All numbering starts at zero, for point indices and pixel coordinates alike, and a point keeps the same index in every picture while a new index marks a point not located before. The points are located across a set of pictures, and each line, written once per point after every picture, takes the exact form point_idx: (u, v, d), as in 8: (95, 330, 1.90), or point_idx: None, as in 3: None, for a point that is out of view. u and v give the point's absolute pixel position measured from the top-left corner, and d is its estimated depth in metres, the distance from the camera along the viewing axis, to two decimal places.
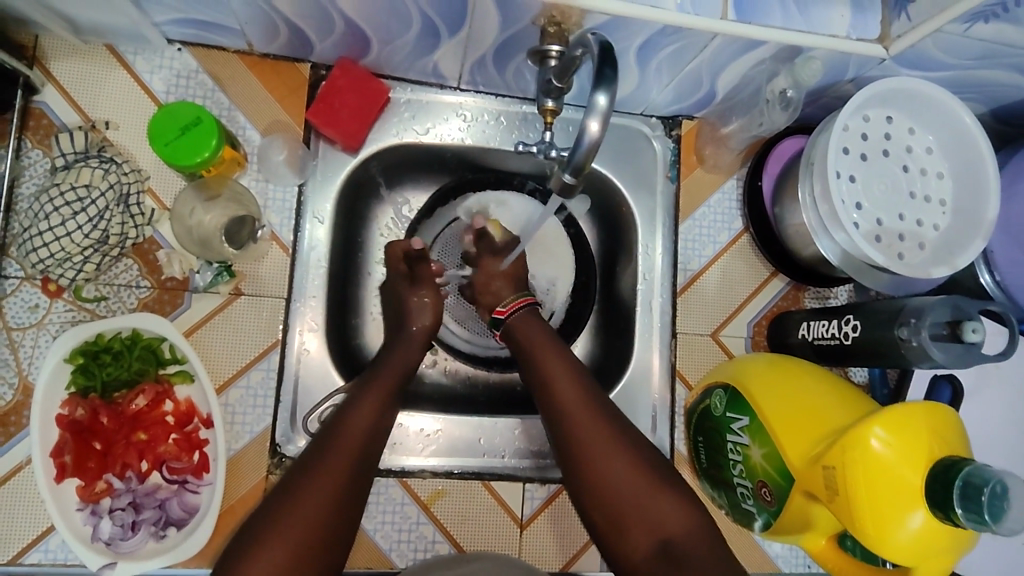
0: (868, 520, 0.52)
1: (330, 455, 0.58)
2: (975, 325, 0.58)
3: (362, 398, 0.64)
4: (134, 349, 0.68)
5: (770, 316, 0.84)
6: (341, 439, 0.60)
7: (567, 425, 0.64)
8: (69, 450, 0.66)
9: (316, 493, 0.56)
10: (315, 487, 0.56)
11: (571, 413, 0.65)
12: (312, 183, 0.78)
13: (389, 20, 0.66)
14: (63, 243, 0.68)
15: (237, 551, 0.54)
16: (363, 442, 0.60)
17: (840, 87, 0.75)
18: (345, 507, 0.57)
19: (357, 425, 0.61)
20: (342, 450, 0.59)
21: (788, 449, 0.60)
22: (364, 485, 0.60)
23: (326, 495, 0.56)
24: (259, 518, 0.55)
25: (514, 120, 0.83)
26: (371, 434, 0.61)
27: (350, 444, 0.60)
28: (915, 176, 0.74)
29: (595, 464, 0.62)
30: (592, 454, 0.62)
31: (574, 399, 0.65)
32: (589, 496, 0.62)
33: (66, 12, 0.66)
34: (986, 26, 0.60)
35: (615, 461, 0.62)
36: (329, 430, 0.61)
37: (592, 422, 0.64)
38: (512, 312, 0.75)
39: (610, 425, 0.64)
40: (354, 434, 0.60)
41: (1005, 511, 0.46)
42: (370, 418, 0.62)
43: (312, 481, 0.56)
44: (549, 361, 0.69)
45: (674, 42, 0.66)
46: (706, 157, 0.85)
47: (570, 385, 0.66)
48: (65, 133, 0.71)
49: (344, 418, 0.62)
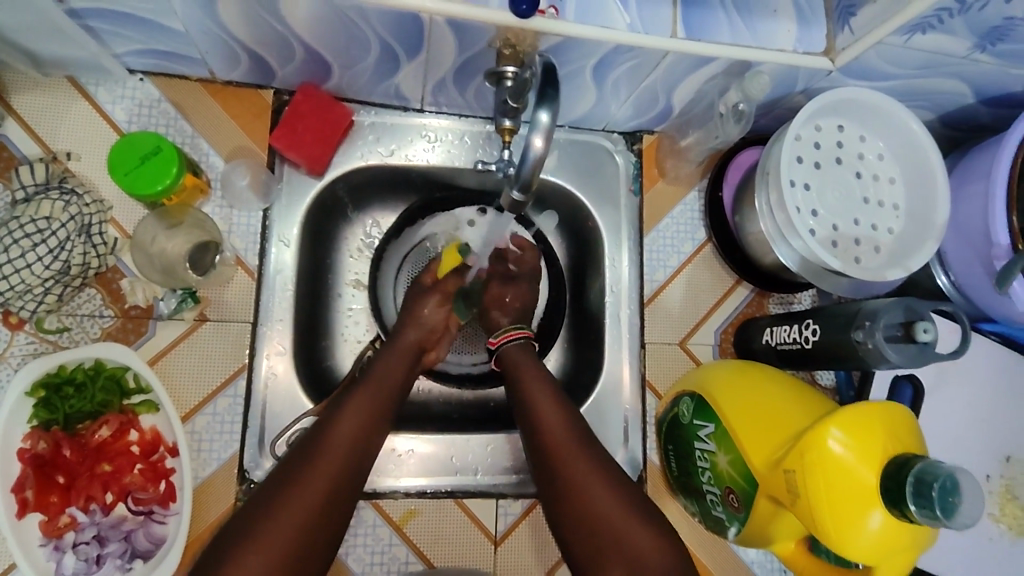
0: (828, 517, 0.52)
1: (306, 470, 0.59)
2: (926, 325, 0.59)
3: (337, 417, 0.64)
4: (98, 380, 0.67)
5: (736, 323, 0.85)
6: (320, 455, 0.60)
7: (545, 448, 0.66)
8: (30, 485, 0.65)
9: (287, 512, 0.55)
10: (287, 505, 0.56)
11: (554, 443, 0.66)
12: (277, 208, 0.78)
13: (349, 46, 0.68)
14: (23, 275, 0.67)
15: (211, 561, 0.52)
16: (339, 462, 0.60)
17: (791, 98, 0.77)
18: (320, 527, 0.56)
19: (334, 441, 0.62)
20: (317, 470, 0.59)
21: (752, 453, 0.60)
22: (344, 501, 0.59)
23: (298, 514, 0.55)
24: (227, 537, 0.54)
25: (478, 139, 0.84)
26: (351, 451, 0.62)
27: (325, 463, 0.60)
28: (868, 183, 0.76)
29: (581, 496, 0.62)
30: (580, 488, 0.63)
31: (557, 432, 0.67)
32: (573, 528, 0.62)
33: (25, 45, 0.67)
34: (924, 37, 0.62)
35: (601, 494, 0.62)
36: (308, 446, 0.61)
37: (579, 460, 0.64)
38: (504, 344, 0.76)
39: (599, 465, 0.64)
40: (332, 449, 0.61)
41: (958, 507, 0.46)
42: (349, 433, 0.63)
43: (285, 500, 0.56)
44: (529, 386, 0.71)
45: (630, 60, 0.68)
46: (668, 169, 0.87)
47: (553, 412, 0.68)
48: (26, 166, 0.71)
49: (317, 437, 0.62)
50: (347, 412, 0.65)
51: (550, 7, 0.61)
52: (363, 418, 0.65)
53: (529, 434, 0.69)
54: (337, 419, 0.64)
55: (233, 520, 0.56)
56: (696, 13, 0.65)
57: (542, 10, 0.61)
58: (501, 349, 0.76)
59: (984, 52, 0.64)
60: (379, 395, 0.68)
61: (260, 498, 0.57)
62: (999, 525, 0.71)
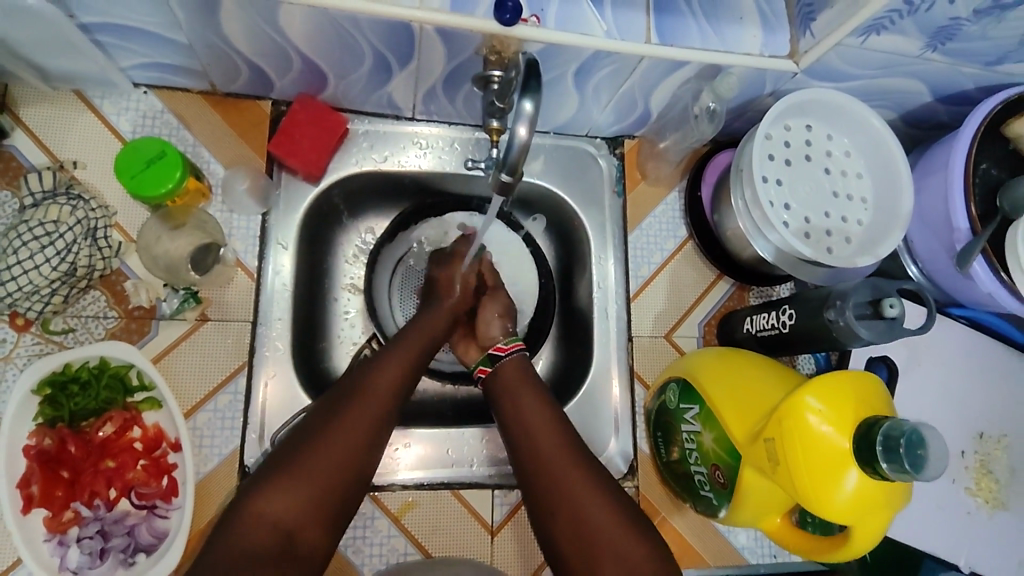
0: (807, 481, 0.55)
1: (347, 414, 0.64)
2: (892, 301, 0.63)
3: (372, 369, 0.68)
4: (102, 377, 0.69)
5: (718, 316, 0.89)
6: (361, 399, 0.65)
7: (531, 440, 0.69)
8: (36, 481, 0.67)
9: (324, 456, 0.61)
10: (325, 447, 0.61)
11: (545, 449, 0.68)
12: (276, 212, 0.81)
13: (343, 57, 0.72)
14: (31, 276, 0.70)
15: (257, 487, 0.59)
16: (377, 409, 0.65)
17: (761, 101, 0.81)
18: (355, 469, 0.62)
19: (374, 387, 0.67)
20: (356, 415, 0.64)
21: (733, 427, 0.64)
22: (381, 442, 0.65)
23: (337, 456, 0.61)
24: (269, 468, 0.60)
25: (467, 144, 0.88)
26: (390, 395, 0.67)
27: (364, 409, 0.64)
28: (836, 177, 0.80)
29: (581, 515, 0.64)
30: (581, 507, 0.64)
31: (553, 448, 0.68)
32: (569, 546, 0.64)
33: (35, 60, 0.70)
34: (879, 38, 0.67)
35: (600, 510, 0.64)
36: (349, 389, 0.66)
37: (580, 480, 0.66)
38: (512, 352, 0.77)
39: (600, 485, 0.66)
40: (372, 394, 0.66)
41: (925, 459, 0.50)
42: (389, 379, 0.68)
43: (325, 442, 0.61)
44: (519, 388, 0.74)
45: (608, 65, 0.72)
46: (649, 171, 0.91)
47: (542, 422, 0.70)
48: (33, 174, 0.74)
49: (357, 383, 0.67)
50: (386, 362, 0.69)
51: (532, 16, 0.66)
52: (397, 371, 0.69)
53: (514, 426, 0.71)
54: (378, 367, 0.69)
55: (279, 451, 0.62)
56: (667, 21, 0.70)
57: (525, 19, 0.66)
58: (502, 362, 0.77)
59: (935, 51, 0.69)
60: (415, 350, 0.73)
61: (301, 437, 0.62)
62: (976, 498, 0.75)
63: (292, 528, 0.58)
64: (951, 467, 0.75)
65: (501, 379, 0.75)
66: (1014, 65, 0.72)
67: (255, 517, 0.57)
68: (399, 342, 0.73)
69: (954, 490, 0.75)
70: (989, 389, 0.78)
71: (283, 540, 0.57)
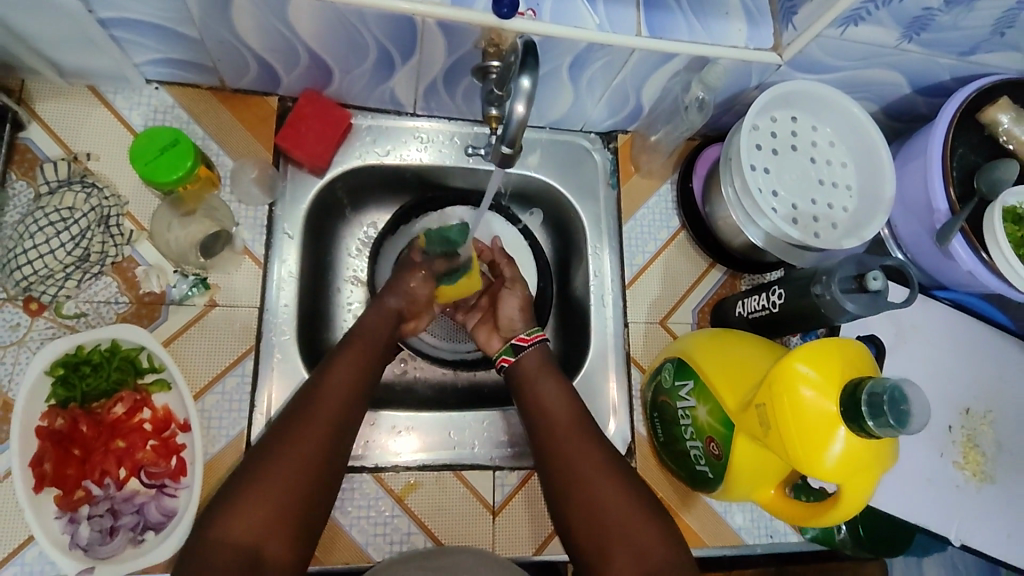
0: (797, 444, 0.57)
1: (292, 437, 0.64)
2: (875, 274, 0.66)
3: (316, 387, 0.69)
4: (114, 360, 0.72)
5: (711, 303, 0.92)
6: (308, 418, 0.66)
7: (548, 423, 0.73)
8: (48, 459, 0.68)
9: (278, 476, 0.61)
10: (278, 467, 0.62)
11: (561, 434, 0.72)
12: (282, 203, 0.84)
13: (348, 51, 0.75)
14: (47, 260, 0.73)
15: (209, 518, 0.60)
16: (325, 425, 0.66)
17: (748, 93, 0.85)
18: (312, 486, 0.63)
19: (321, 406, 0.67)
20: (304, 434, 0.65)
21: (726, 398, 0.67)
22: (338, 456, 0.66)
23: (286, 476, 0.62)
24: (221, 496, 0.61)
25: (467, 139, 0.91)
26: (338, 412, 0.67)
27: (311, 428, 0.65)
28: (822, 166, 0.83)
29: (591, 492, 0.67)
30: (592, 486, 0.67)
31: (570, 430, 0.72)
32: (579, 522, 0.67)
33: (54, 56, 0.74)
34: (858, 29, 0.70)
35: (610, 486, 0.67)
36: (292, 411, 0.67)
37: (592, 461, 0.69)
38: (535, 343, 0.80)
39: (615, 467, 0.69)
40: (316, 414, 0.66)
41: (908, 414, 0.52)
42: (335, 397, 0.68)
43: (275, 463, 0.62)
44: (536, 377, 0.77)
45: (601, 58, 0.76)
46: (642, 164, 0.94)
47: (562, 410, 0.74)
48: (49, 164, 0.77)
49: (305, 402, 0.67)
50: (330, 377, 0.70)
51: (528, 10, 0.70)
52: (345, 387, 0.69)
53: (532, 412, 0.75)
54: (324, 381, 0.69)
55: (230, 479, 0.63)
56: (656, 16, 0.73)
57: (521, 13, 0.69)
58: (524, 351, 0.79)
59: (911, 41, 0.73)
60: (360, 360, 0.73)
61: (253, 459, 0.63)
62: (964, 472, 0.77)
63: (256, 548, 0.58)
64: (939, 441, 0.78)
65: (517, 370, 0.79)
66: (986, 55, 0.76)
67: (212, 545, 0.57)
68: (340, 354, 0.72)
69: (943, 464, 0.77)
70: (974, 367, 0.81)
71: (249, 563, 0.58)
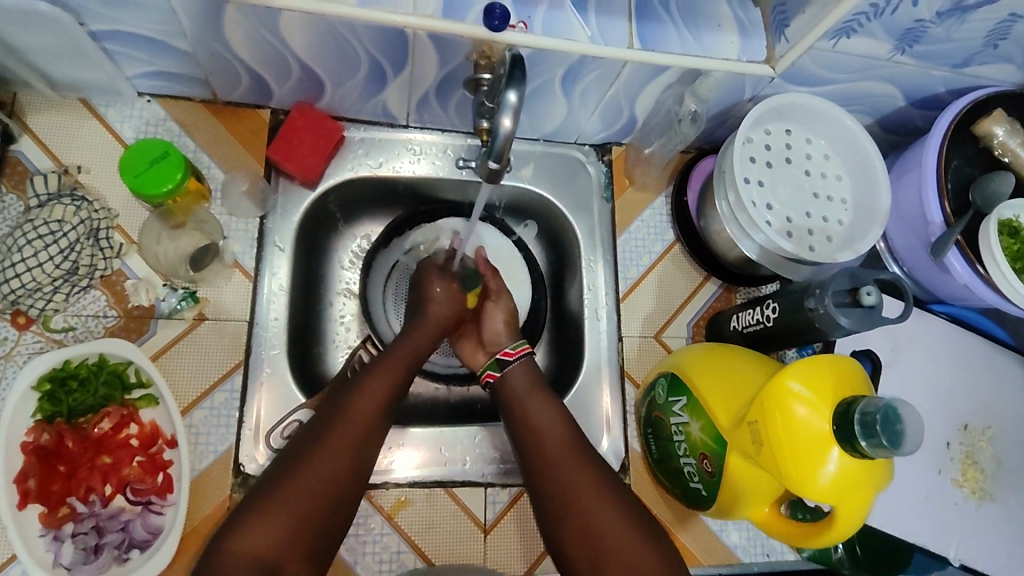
0: (788, 462, 0.57)
1: (321, 447, 0.63)
2: (869, 289, 0.65)
3: (351, 398, 0.67)
4: (101, 374, 0.71)
5: (706, 317, 0.91)
6: (336, 429, 0.64)
7: (535, 439, 0.71)
8: (34, 475, 0.67)
9: (299, 491, 0.60)
10: (300, 482, 0.60)
11: (557, 459, 0.69)
12: (273, 215, 0.83)
13: (340, 63, 0.75)
14: (35, 274, 0.74)
15: (233, 524, 0.58)
16: (353, 442, 0.64)
17: (742, 106, 0.84)
18: (330, 505, 0.61)
19: (352, 416, 0.66)
20: (333, 448, 0.63)
21: (719, 415, 0.66)
22: (365, 468, 0.64)
23: (309, 493, 0.60)
24: (247, 502, 0.59)
25: (460, 151, 0.91)
26: (370, 423, 0.66)
27: (343, 439, 0.64)
28: (816, 179, 0.83)
29: (580, 508, 0.65)
30: (588, 512, 0.65)
31: (558, 445, 0.70)
32: (571, 541, 0.65)
33: (45, 68, 0.73)
34: (850, 41, 0.70)
35: (598, 501, 0.66)
36: (324, 422, 0.65)
37: (581, 475, 0.67)
38: (520, 356, 0.79)
39: (611, 494, 0.66)
40: (348, 425, 0.65)
41: (902, 433, 0.52)
42: (370, 408, 0.67)
43: (298, 478, 0.60)
44: (528, 394, 0.75)
45: (594, 70, 0.75)
46: (636, 177, 0.94)
47: (553, 431, 0.71)
48: (39, 177, 0.77)
49: (338, 412, 0.66)
50: (365, 392, 0.68)
51: (520, 23, 0.69)
52: (378, 400, 0.68)
53: (523, 428, 0.73)
54: (356, 396, 0.67)
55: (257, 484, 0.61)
56: (649, 29, 0.73)
57: (513, 25, 0.69)
58: (509, 366, 0.78)
59: (904, 53, 0.72)
60: (393, 376, 0.71)
61: (283, 466, 0.62)
62: (963, 489, 0.76)
63: (273, 565, 0.57)
64: (938, 457, 0.77)
65: (508, 385, 0.77)
66: (980, 67, 0.75)
67: (229, 554, 0.56)
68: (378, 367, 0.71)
69: (942, 481, 0.76)
70: (972, 382, 0.80)
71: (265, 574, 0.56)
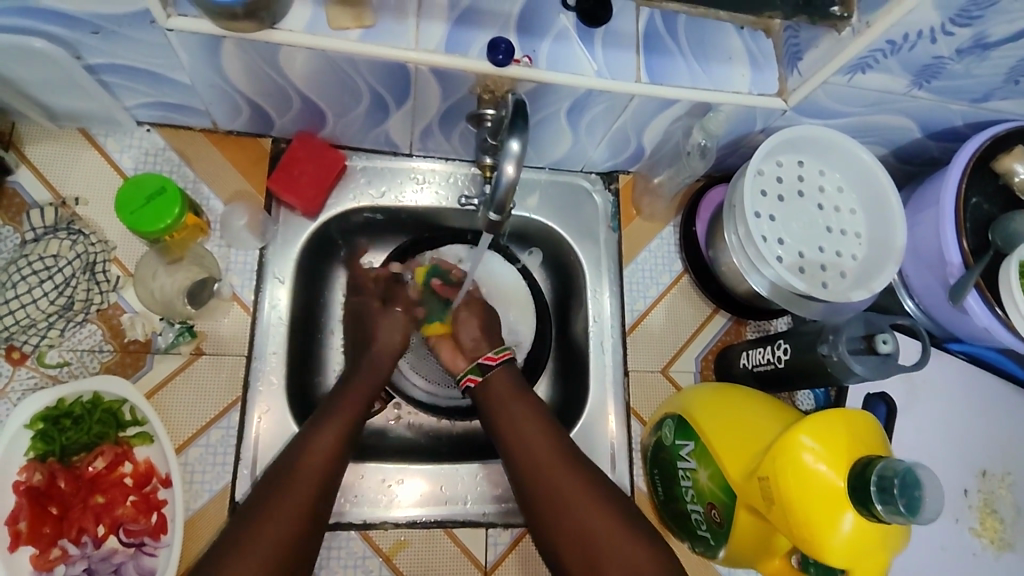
0: (802, 520, 0.55)
1: (277, 501, 0.62)
2: (885, 337, 0.64)
3: (302, 451, 0.66)
4: (95, 412, 0.69)
5: (715, 351, 0.89)
6: (290, 483, 0.64)
7: (524, 451, 0.69)
8: (24, 516, 0.67)
9: (259, 544, 0.59)
10: (266, 524, 0.60)
11: (557, 478, 0.67)
12: (273, 247, 0.82)
13: (342, 96, 0.73)
14: (29, 310, 0.72)
15: None
16: (309, 489, 0.64)
17: (753, 137, 0.82)
18: (295, 544, 0.61)
19: (303, 468, 0.65)
20: (284, 501, 0.62)
21: (729, 466, 0.64)
22: (320, 515, 0.64)
23: (270, 542, 0.60)
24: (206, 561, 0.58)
25: (464, 180, 0.89)
26: (325, 472, 0.66)
27: (295, 493, 0.63)
28: (830, 212, 0.80)
29: (576, 518, 0.64)
30: (584, 521, 0.64)
31: (549, 454, 0.68)
32: (569, 551, 0.64)
33: (43, 100, 0.73)
34: (865, 77, 0.68)
35: (594, 510, 0.64)
36: (275, 475, 0.65)
37: (575, 483, 0.66)
38: (502, 362, 0.76)
39: (617, 514, 0.65)
40: (299, 479, 0.64)
41: (922, 500, 0.50)
42: (321, 458, 0.66)
43: (263, 520, 0.61)
44: (513, 402, 0.73)
45: (601, 103, 0.73)
46: (644, 207, 0.92)
47: (546, 442, 0.69)
48: (36, 210, 0.76)
49: (288, 465, 0.65)
50: (325, 429, 0.68)
51: (524, 57, 0.67)
52: (327, 449, 0.67)
53: (507, 436, 0.71)
54: (309, 445, 0.67)
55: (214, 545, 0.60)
56: (657, 61, 0.71)
57: (517, 60, 0.67)
58: (491, 370, 0.75)
59: (921, 88, 0.70)
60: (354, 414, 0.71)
61: (240, 521, 0.61)
62: (981, 539, 0.75)
63: None
64: (955, 506, 0.75)
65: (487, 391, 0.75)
66: (1000, 102, 0.73)
67: None
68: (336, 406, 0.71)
69: (958, 530, 0.75)
70: (988, 426, 0.78)
71: None
